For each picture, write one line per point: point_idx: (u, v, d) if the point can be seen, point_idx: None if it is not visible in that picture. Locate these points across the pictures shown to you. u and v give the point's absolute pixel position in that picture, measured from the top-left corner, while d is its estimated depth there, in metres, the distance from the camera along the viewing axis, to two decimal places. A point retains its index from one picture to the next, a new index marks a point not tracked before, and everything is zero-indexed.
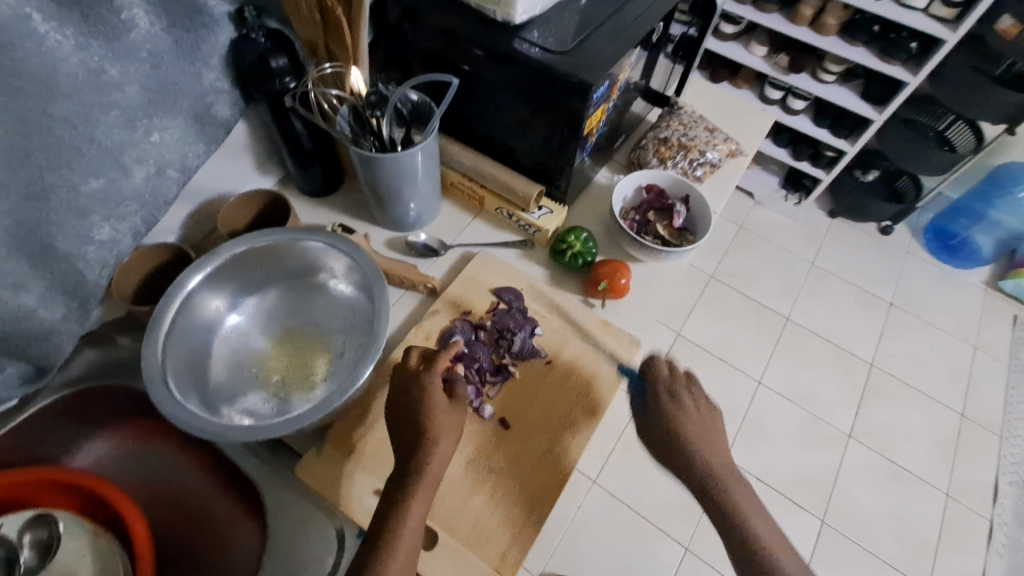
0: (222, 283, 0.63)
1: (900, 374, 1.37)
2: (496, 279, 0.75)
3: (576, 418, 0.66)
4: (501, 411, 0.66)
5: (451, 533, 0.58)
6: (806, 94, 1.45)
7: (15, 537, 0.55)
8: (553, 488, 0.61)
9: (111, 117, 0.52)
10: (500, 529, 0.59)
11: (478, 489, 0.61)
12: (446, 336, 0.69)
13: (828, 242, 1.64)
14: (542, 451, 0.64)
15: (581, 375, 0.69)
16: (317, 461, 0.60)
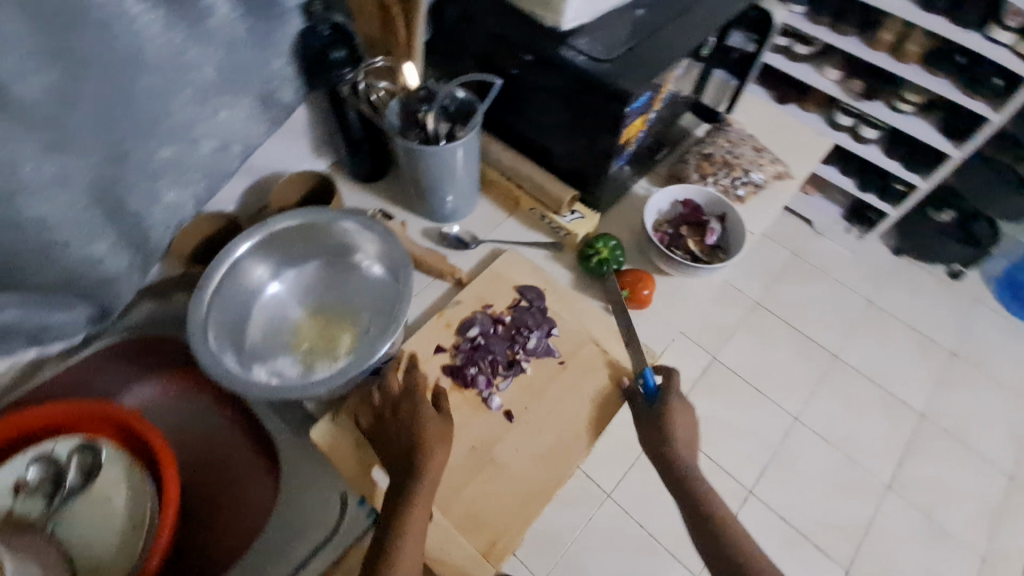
0: (267, 254, 0.68)
1: (953, 429, 1.52)
2: (522, 275, 0.76)
3: (581, 421, 0.66)
4: (508, 405, 0.66)
5: (444, 513, 0.59)
6: (881, 125, 1.52)
7: (65, 458, 0.61)
8: (550, 486, 0.62)
9: (187, 93, 0.57)
10: (492, 518, 0.60)
11: (475, 477, 0.62)
12: (465, 326, 0.71)
13: (890, 278, 1.77)
14: (544, 448, 0.64)
15: (592, 380, 0.69)
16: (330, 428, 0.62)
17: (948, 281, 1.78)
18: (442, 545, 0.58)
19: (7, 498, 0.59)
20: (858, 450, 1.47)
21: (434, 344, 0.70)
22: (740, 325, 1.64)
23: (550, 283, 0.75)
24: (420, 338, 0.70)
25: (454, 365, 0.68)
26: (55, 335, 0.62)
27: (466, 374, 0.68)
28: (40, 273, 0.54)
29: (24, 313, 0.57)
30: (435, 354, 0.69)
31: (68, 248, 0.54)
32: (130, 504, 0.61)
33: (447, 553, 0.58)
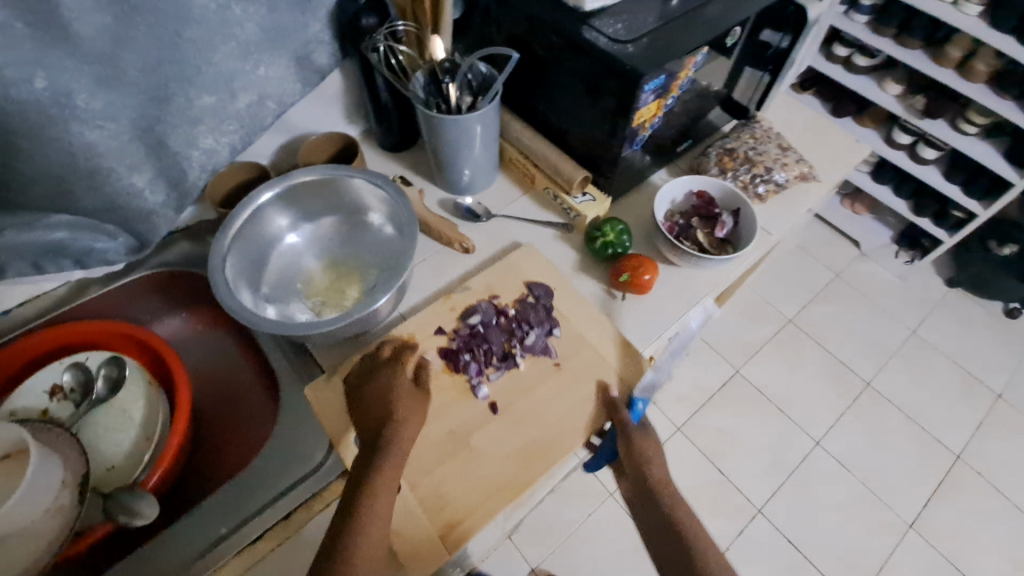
0: (287, 204, 0.72)
1: (990, 476, 1.42)
2: (535, 272, 0.75)
3: (566, 424, 0.65)
4: (495, 397, 0.66)
5: (412, 488, 0.61)
6: (943, 144, 1.45)
7: (95, 369, 0.68)
8: (520, 483, 0.61)
9: (230, 47, 0.63)
10: (456, 503, 0.60)
11: (449, 459, 0.62)
12: (467, 313, 0.71)
13: (938, 309, 1.68)
14: (522, 444, 0.63)
15: (585, 386, 0.67)
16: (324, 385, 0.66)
17: (1003, 320, 1.66)
18: (403, 517, 0.59)
19: (41, 400, 0.66)
20: (880, 483, 1.40)
21: (434, 325, 0.70)
22: (770, 341, 1.60)
23: (560, 283, 0.74)
24: (418, 317, 0.70)
25: (449, 348, 0.68)
26: (97, 261, 0.68)
27: (460, 360, 0.68)
28: (86, 197, 0.60)
29: (70, 234, 0.63)
30: (434, 334, 0.69)
31: (112, 176, 0.60)
32: (147, 417, 0.67)
33: (406, 527, 0.59)
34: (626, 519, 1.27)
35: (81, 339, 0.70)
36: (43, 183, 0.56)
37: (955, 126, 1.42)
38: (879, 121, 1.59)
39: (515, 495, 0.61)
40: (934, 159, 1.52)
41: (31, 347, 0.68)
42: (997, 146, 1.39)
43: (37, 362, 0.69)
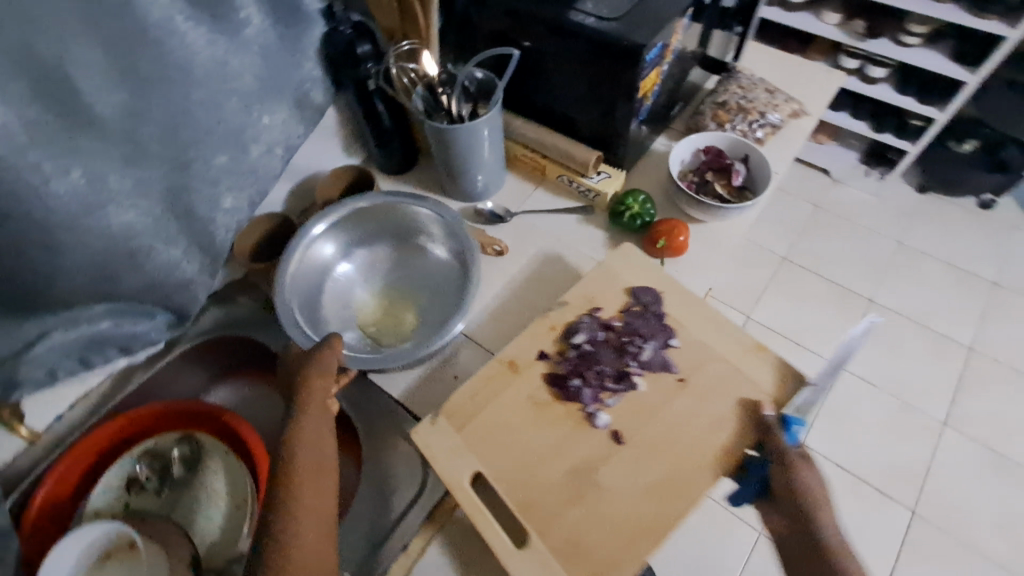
0: (339, 234, 0.74)
1: (1005, 360, 1.49)
2: (634, 276, 0.72)
3: (703, 448, 0.60)
4: (617, 425, 0.62)
5: (543, 537, 0.56)
6: (888, 60, 1.51)
7: (167, 450, 0.68)
8: (663, 522, 0.56)
9: (233, 101, 0.62)
10: (596, 553, 0.55)
11: (580, 501, 0.58)
12: (571, 333, 0.68)
13: (919, 215, 1.75)
14: (659, 476, 0.59)
15: (716, 404, 0.63)
16: (430, 430, 0.61)
17: (980, 213, 1.74)
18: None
19: (119, 498, 0.66)
20: (908, 390, 1.45)
21: (537, 350, 0.67)
22: (771, 282, 1.65)
23: (670, 287, 0.71)
24: (516, 347, 0.67)
25: (557, 373, 0.65)
26: (142, 344, 0.67)
27: (570, 386, 0.64)
28: (128, 280, 0.59)
29: (113, 322, 0.63)
30: (537, 359, 0.66)
31: (151, 254, 0.59)
32: (232, 485, 0.67)
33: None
34: None
35: (144, 423, 0.69)
36: (87, 274, 0.55)
37: (897, 41, 1.49)
38: (825, 52, 1.65)
39: (661, 536, 0.56)
40: (886, 76, 1.59)
41: (93, 446, 0.66)
42: (942, 50, 1.46)
43: (104, 461, 0.67)
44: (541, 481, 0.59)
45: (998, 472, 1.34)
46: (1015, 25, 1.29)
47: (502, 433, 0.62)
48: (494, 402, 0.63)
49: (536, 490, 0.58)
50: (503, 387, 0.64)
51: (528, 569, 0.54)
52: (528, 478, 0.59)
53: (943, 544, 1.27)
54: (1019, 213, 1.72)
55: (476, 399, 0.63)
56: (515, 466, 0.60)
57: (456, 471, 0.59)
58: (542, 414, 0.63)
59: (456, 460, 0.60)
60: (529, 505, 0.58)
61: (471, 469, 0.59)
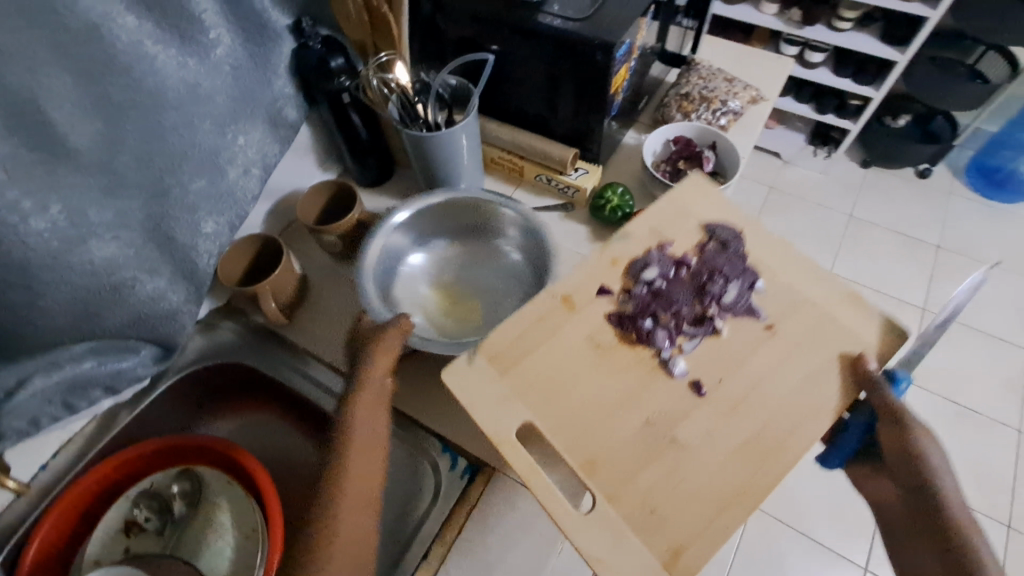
0: (418, 224, 0.74)
1: (957, 316, 1.58)
2: (704, 211, 0.64)
3: (796, 404, 0.54)
4: (697, 373, 0.56)
5: (614, 504, 0.50)
6: (825, 45, 1.60)
7: (167, 489, 0.67)
8: (751, 488, 0.51)
9: (207, 124, 0.61)
10: (675, 523, 0.49)
11: (656, 461, 0.52)
12: (637, 268, 0.61)
13: (866, 189, 1.85)
14: (746, 436, 0.53)
15: (812, 356, 0.56)
16: (468, 371, 0.54)
17: (919, 181, 1.85)
18: (609, 547, 0.48)
19: (119, 541, 0.65)
20: None
21: (597, 286, 0.60)
22: None
23: (748, 226, 0.63)
24: (572, 280, 0.60)
25: (625, 311, 0.58)
26: (128, 381, 0.64)
27: (641, 327, 0.58)
28: (112, 316, 0.57)
29: (98, 362, 0.60)
30: (598, 296, 0.59)
31: (136, 286, 0.58)
32: (238, 519, 0.66)
33: (614, 558, 0.48)
34: None
35: (136, 465, 0.66)
36: (69, 313, 0.54)
37: (831, 26, 1.57)
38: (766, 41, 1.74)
39: (749, 505, 0.50)
40: (824, 61, 1.68)
41: (84, 495, 0.63)
42: (872, 32, 1.56)
43: (96, 508, 0.65)
44: (611, 439, 0.53)
45: (961, 422, 1.43)
46: (935, 5, 1.39)
47: (563, 381, 0.55)
48: (547, 344, 0.57)
49: (605, 448, 0.52)
50: (563, 331, 0.57)
51: (596, 539, 0.49)
52: (596, 435, 0.53)
53: None
54: (954, 179, 1.85)
55: (525, 340, 0.57)
56: (582, 421, 0.54)
57: (507, 419, 0.53)
58: (606, 361, 0.56)
59: (506, 409, 0.53)
60: (597, 465, 0.52)
61: (522, 418, 0.53)
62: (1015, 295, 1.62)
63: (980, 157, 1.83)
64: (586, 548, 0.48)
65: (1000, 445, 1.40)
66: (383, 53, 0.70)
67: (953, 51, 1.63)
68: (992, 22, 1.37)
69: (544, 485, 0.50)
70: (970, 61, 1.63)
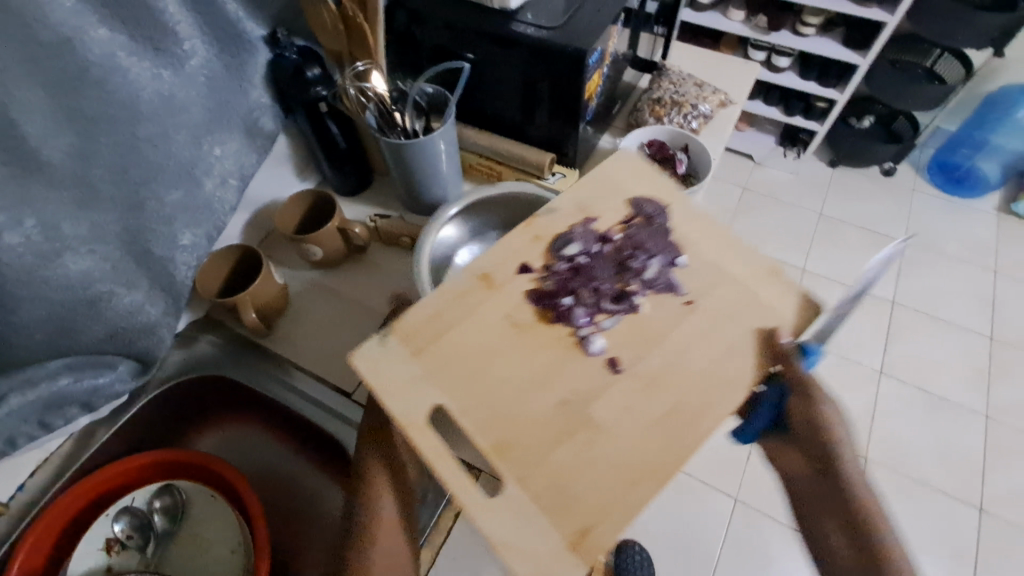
0: (469, 217, 0.78)
1: (924, 308, 1.64)
2: (634, 186, 0.62)
3: (715, 378, 0.51)
4: (615, 349, 0.53)
5: (522, 486, 0.46)
6: (790, 50, 1.66)
7: (147, 504, 0.66)
8: (666, 462, 0.47)
9: (182, 135, 0.61)
10: (586, 502, 0.46)
11: (570, 438, 0.48)
12: (560, 244, 0.58)
13: (835, 187, 1.91)
14: (665, 410, 0.50)
15: (734, 326, 0.54)
16: (377, 352, 0.51)
17: (883, 179, 1.92)
18: (513, 532, 0.44)
19: (100, 558, 0.65)
20: (845, 346, 1.58)
21: (518, 263, 0.57)
22: None
23: (678, 198, 0.61)
24: (491, 258, 0.57)
25: (546, 288, 0.55)
26: (105, 398, 0.63)
27: (560, 304, 0.54)
28: (88, 330, 0.57)
29: (75, 377, 0.59)
30: (519, 273, 0.56)
31: (112, 300, 0.58)
32: (221, 532, 0.66)
33: (518, 545, 0.44)
34: None
35: (113, 484, 0.64)
36: (45, 328, 0.54)
37: (796, 32, 1.63)
38: (734, 47, 1.79)
39: (663, 480, 0.47)
40: (789, 65, 1.74)
41: (59, 518, 0.61)
42: (835, 37, 1.62)
43: (74, 530, 0.63)
44: (524, 416, 0.49)
45: (931, 410, 1.48)
46: (892, 11, 1.45)
47: (476, 359, 0.52)
48: (462, 323, 0.53)
49: (517, 426, 0.49)
50: (476, 309, 0.54)
51: (500, 523, 0.45)
52: (507, 412, 0.49)
53: (894, 481, 1.39)
54: (917, 176, 1.92)
55: (437, 318, 0.53)
56: (494, 399, 0.50)
57: (410, 399, 0.49)
58: (524, 337, 0.53)
59: (414, 390, 0.50)
60: (507, 445, 0.48)
61: (430, 400, 0.49)
62: (978, 286, 1.68)
63: (940, 155, 1.91)
64: (489, 534, 0.44)
65: (968, 430, 1.45)
66: (361, 62, 0.70)
67: (911, 53, 1.71)
68: (945, 27, 1.43)
69: (448, 470, 0.46)
70: (927, 63, 1.69)
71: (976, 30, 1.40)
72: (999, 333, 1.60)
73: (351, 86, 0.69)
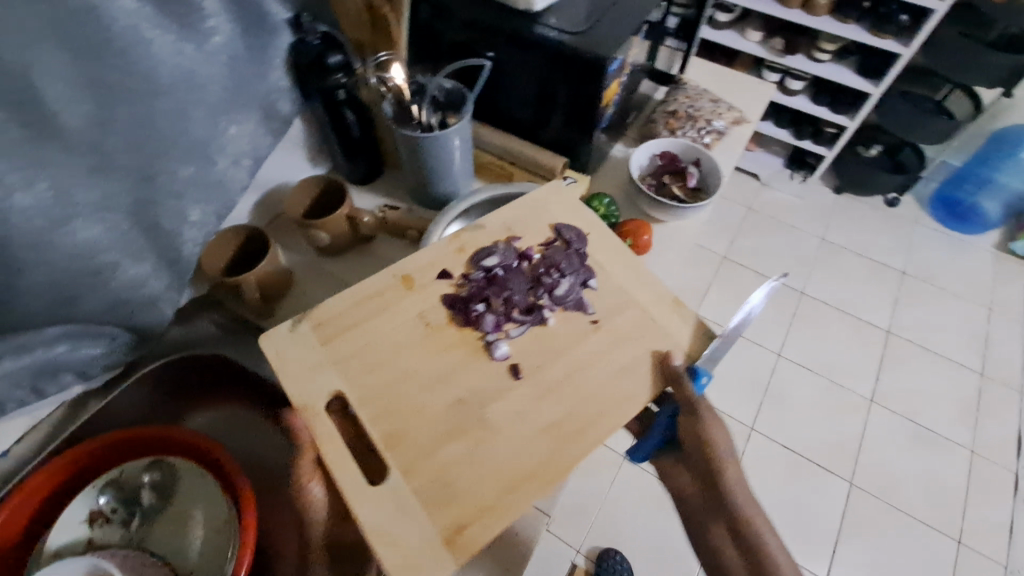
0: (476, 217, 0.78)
1: (917, 340, 1.65)
2: (561, 213, 0.71)
3: (603, 398, 0.59)
4: (516, 358, 0.60)
5: (409, 477, 0.54)
6: (804, 74, 1.68)
7: (137, 478, 0.65)
8: (543, 470, 0.55)
9: (200, 111, 0.60)
10: (462, 496, 0.53)
11: (460, 437, 0.56)
12: (483, 256, 0.66)
13: (838, 214, 1.92)
14: (548, 422, 0.57)
15: (625, 354, 0.61)
16: (287, 338, 0.60)
17: (886, 209, 1.94)
18: (390, 517, 0.52)
19: (82, 532, 0.63)
20: (837, 372, 1.59)
21: (439, 270, 0.65)
22: (712, 280, 1.76)
23: (597, 229, 0.69)
24: (418, 262, 0.65)
25: (460, 295, 0.63)
26: (100, 368, 0.63)
27: (472, 310, 0.62)
28: (89, 299, 0.56)
29: (72, 347, 0.59)
30: (439, 279, 0.64)
31: (116, 271, 0.57)
32: (209, 512, 0.65)
33: (395, 527, 0.52)
34: (644, 475, 1.38)
35: (104, 454, 0.65)
36: (46, 294, 0.52)
37: (811, 57, 1.65)
38: (749, 66, 1.80)
39: (538, 488, 0.54)
40: (802, 89, 1.76)
41: (49, 481, 0.62)
42: (849, 65, 1.63)
43: (62, 495, 0.64)
44: (420, 414, 0.57)
45: (919, 441, 1.49)
46: (908, 43, 1.47)
47: (384, 356, 0.60)
48: (375, 321, 0.61)
49: (413, 425, 0.56)
50: (391, 309, 0.62)
51: (380, 508, 0.52)
52: (404, 409, 0.57)
53: (877, 509, 1.39)
54: (919, 209, 1.93)
55: (356, 317, 0.62)
56: (395, 396, 0.58)
57: (319, 388, 0.57)
58: (431, 342, 0.61)
59: (321, 378, 0.58)
60: (401, 438, 0.55)
61: (333, 387, 0.58)
62: (972, 322, 1.70)
63: (944, 190, 1.93)
64: (369, 519, 0.52)
65: (954, 464, 1.46)
66: (384, 54, 0.71)
67: (920, 86, 1.71)
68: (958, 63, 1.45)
69: (342, 458, 0.54)
70: (937, 97, 1.71)
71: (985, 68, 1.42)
72: (990, 370, 1.61)
73: (373, 76, 0.71)
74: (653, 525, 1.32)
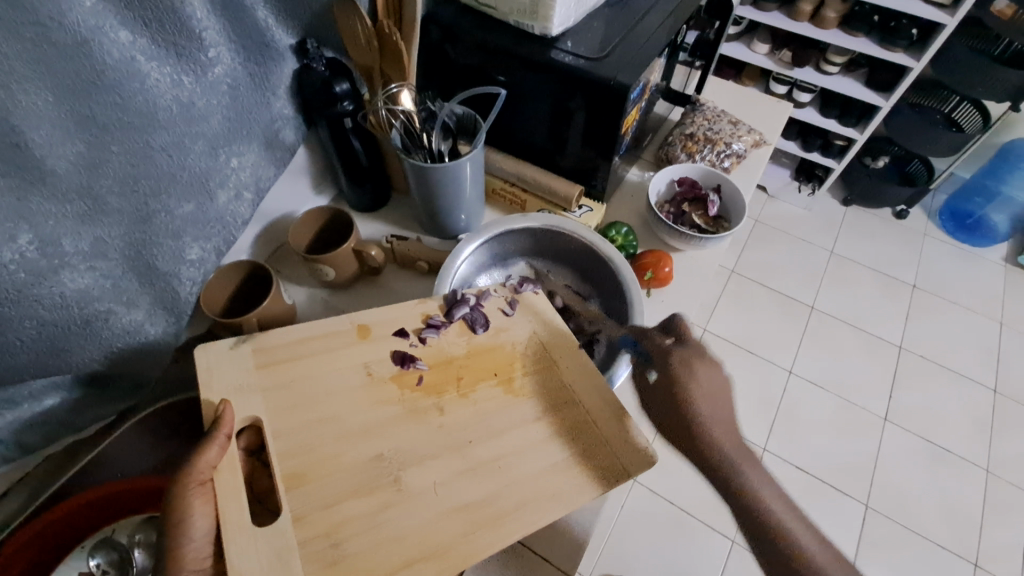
0: (491, 247, 0.75)
1: (930, 356, 1.61)
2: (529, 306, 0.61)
3: (533, 490, 0.49)
4: (451, 429, 0.52)
5: (298, 524, 0.45)
6: (812, 86, 1.64)
7: (127, 539, 0.66)
8: (451, 546, 0.46)
9: (198, 146, 0.57)
10: (352, 563, 0.44)
11: (368, 495, 0.47)
12: (448, 308, 0.60)
13: (846, 227, 1.88)
14: (466, 500, 0.48)
15: (570, 446, 0.52)
16: (225, 355, 0.52)
17: (895, 222, 1.90)
18: (263, 567, 0.43)
19: None
20: (850, 390, 1.54)
21: (397, 326, 0.58)
22: (722, 294, 1.72)
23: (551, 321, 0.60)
24: (377, 312, 0.58)
25: (409, 352, 0.56)
26: (87, 416, 0.60)
27: (420, 369, 0.55)
28: (80, 351, 0.53)
29: (60, 398, 0.56)
30: (394, 334, 0.57)
31: (109, 319, 0.54)
32: None
33: None
34: (658, 498, 1.35)
35: (98, 503, 0.63)
36: (32, 350, 0.49)
37: (820, 69, 1.61)
38: (756, 78, 1.78)
39: (437, 565, 0.45)
40: (810, 101, 1.73)
41: (41, 534, 0.60)
42: (858, 78, 1.60)
43: (50, 554, 0.63)
44: (334, 461, 0.49)
45: (933, 462, 1.44)
46: (918, 56, 1.43)
47: (313, 398, 0.52)
48: (319, 358, 0.54)
49: (325, 471, 0.48)
50: (339, 354, 0.55)
51: (254, 551, 0.43)
52: (321, 450, 0.49)
53: (896, 532, 1.35)
54: (928, 221, 1.90)
55: (300, 346, 0.55)
56: (310, 439, 0.50)
57: (231, 406, 0.50)
58: (370, 390, 0.53)
59: (239, 400, 0.51)
60: (303, 481, 0.47)
61: (251, 412, 0.50)
62: (984, 337, 1.66)
63: (954, 201, 1.90)
64: (236, 560, 0.42)
65: (969, 486, 1.41)
66: (394, 84, 0.66)
67: (930, 98, 1.68)
68: (966, 78, 1.41)
69: (232, 484, 0.46)
70: (946, 109, 1.68)
71: (991, 82, 1.38)
72: (1003, 388, 1.57)
73: (383, 107, 0.66)
74: (665, 550, 1.28)
